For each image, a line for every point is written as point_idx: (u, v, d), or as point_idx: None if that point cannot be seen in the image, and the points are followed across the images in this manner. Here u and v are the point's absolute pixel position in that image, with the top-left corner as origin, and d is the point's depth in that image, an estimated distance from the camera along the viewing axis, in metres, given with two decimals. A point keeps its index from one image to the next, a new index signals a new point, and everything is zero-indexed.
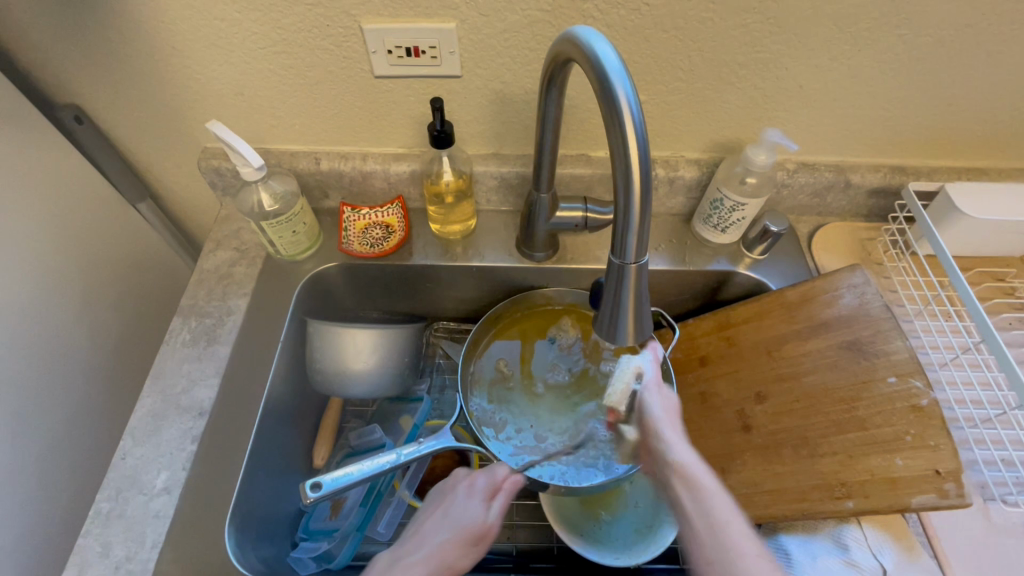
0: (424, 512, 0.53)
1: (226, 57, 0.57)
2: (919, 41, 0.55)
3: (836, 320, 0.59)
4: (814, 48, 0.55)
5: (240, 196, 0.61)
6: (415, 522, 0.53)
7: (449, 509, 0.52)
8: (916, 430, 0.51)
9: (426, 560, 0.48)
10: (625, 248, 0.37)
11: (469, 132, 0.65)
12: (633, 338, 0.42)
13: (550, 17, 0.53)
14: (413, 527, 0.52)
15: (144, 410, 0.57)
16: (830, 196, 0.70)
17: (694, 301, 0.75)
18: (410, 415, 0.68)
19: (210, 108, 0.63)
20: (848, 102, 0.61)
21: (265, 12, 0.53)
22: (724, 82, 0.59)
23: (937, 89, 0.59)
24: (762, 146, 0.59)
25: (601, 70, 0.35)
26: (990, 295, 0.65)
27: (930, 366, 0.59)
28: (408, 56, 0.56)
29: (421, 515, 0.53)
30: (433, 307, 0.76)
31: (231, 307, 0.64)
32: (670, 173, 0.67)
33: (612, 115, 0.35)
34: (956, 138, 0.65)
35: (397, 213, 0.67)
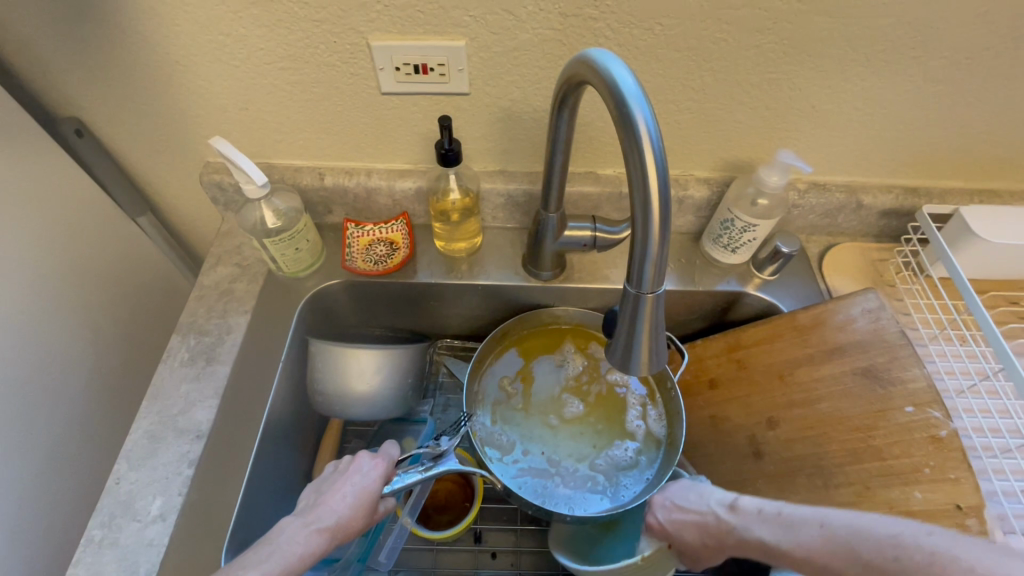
0: (320, 488, 0.51)
1: (231, 72, 0.56)
2: (935, 64, 0.54)
3: (850, 344, 0.58)
4: (828, 69, 0.55)
5: (242, 212, 0.60)
6: (309, 495, 0.51)
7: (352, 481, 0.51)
8: (936, 462, 0.49)
9: (335, 528, 0.47)
10: (641, 277, 0.36)
11: (476, 149, 0.64)
12: (648, 368, 0.40)
13: (561, 36, 0.52)
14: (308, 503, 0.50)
15: (141, 431, 0.55)
16: (841, 216, 0.69)
17: (702, 322, 0.74)
18: (415, 437, 0.66)
19: (214, 123, 0.62)
20: (862, 122, 0.60)
21: (271, 28, 0.52)
22: (736, 102, 0.58)
23: (952, 111, 0.58)
24: (775, 167, 0.58)
25: (618, 95, 0.34)
26: (1005, 319, 0.64)
27: (947, 393, 0.57)
28: (416, 73, 0.55)
29: (317, 489, 0.51)
30: (437, 324, 0.74)
31: (231, 325, 0.63)
32: (679, 193, 0.67)
33: (630, 141, 0.34)
34: (968, 160, 0.64)
35: (401, 230, 0.65)
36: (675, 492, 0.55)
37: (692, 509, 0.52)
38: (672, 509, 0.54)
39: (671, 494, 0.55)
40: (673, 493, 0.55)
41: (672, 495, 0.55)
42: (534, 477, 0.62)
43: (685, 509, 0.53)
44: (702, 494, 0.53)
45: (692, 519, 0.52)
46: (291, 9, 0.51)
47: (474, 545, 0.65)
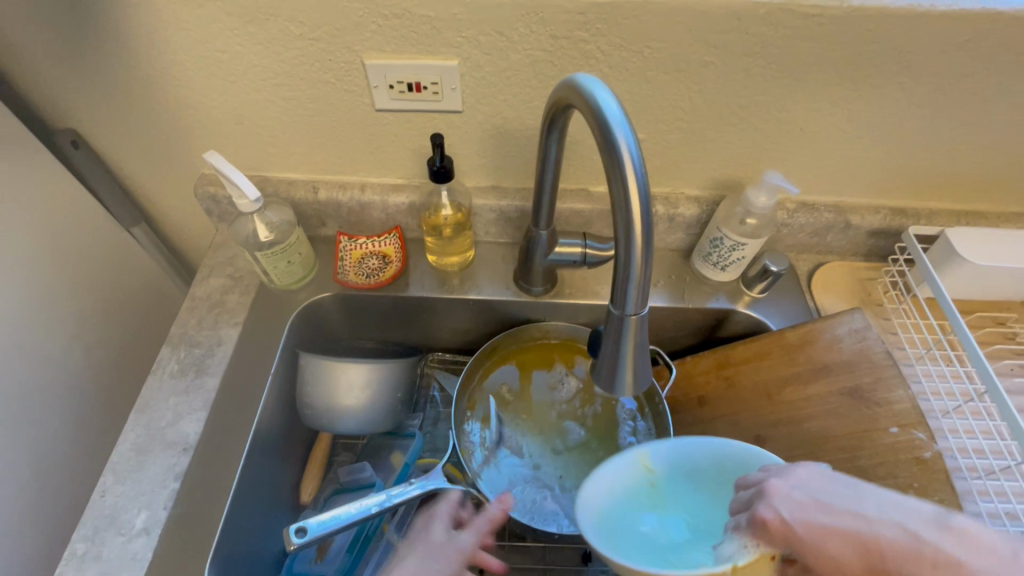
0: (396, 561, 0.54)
1: (226, 87, 0.57)
2: (919, 89, 0.55)
3: (838, 364, 0.58)
4: (815, 93, 0.55)
5: (235, 225, 0.60)
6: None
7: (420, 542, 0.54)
8: (920, 483, 0.50)
9: None
10: (625, 299, 0.36)
11: (469, 166, 0.65)
12: (632, 389, 0.40)
13: (553, 58, 0.53)
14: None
15: (127, 444, 0.55)
16: (829, 235, 0.70)
17: (693, 338, 0.74)
18: (402, 452, 0.66)
19: (210, 136, 0.62)
20: (850, 144, 0.61)
21: (266, 46, 0.53)
22: (725, 122, 0.59)
23: (937, 134, 0.59)
24: (763, 188, 0.59)
25: (603, 120, 0.35)
26: (991, 339, 0.65)
27: (933, 414, 0.58)
28: (410, 91, 0.56)
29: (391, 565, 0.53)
30: (428, 337, 0.74)
31: (222, 336, 0.63)
32: (669, 211, 0.67)
33: (614, 165, 0.34)
34: (954, 182, 0.65)
35: (394, 244, 0.68)
36: (812, 481, 0.38)
37: (853, 513, 0.36)
38: (813, 506, 0.36)
39: (800, 480, 0.38)
40: (806, 481, 0.38)
41: (808, 485, 0.37)
42: (523, 492, 0.62)
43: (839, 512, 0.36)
44: (866, 495, 0.37)
45: (847, 529, 0.35)
46: (287, 28, 0.51)
47: None
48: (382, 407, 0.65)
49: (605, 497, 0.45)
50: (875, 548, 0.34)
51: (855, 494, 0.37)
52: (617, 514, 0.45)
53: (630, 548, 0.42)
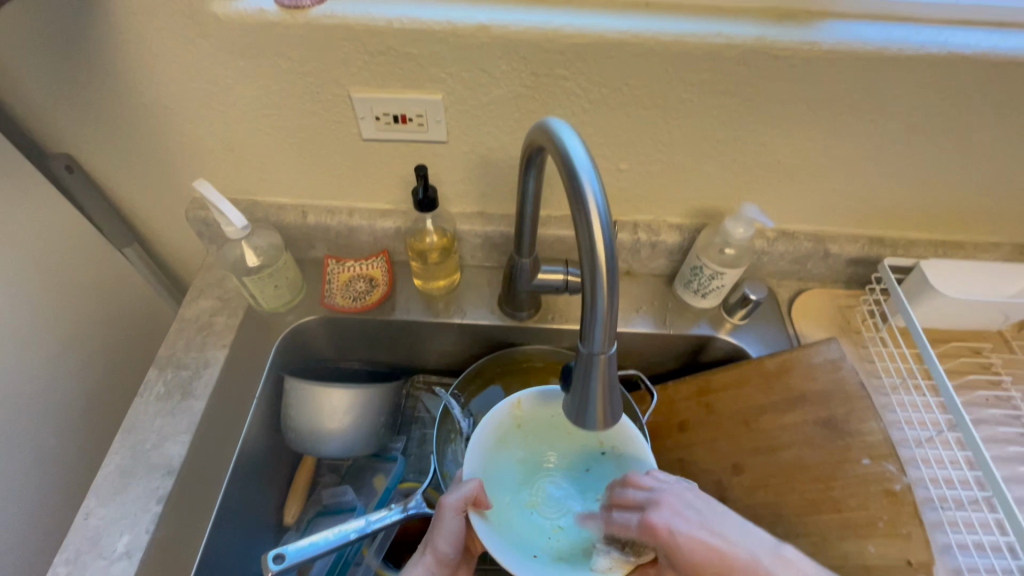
0: (433, 559, 0.52)
1: (217, 116, 0.58)
2: (892, 126, 0.56)
3: (814, 394, 0.59)
4: (790, 128, 0.57)
5: (223, 250, 0.62)
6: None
7: (449, 541, 0.51)
8: (889, 517, 0.51)
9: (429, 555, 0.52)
10: (593, 338, 0.37)
11: (455, 193, 0.66)
12: (603, 424, 0.41)
13: (534, 93, 0.55)
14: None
15: (112, 466, 0.56)
16: (809, 263, 0.71)
17: (676, 362, 0.75)
18: (385, 475, 0.68)
19: (201, 162, 0.64)
20: (826, 177, 0.62)
21: (255, 78, 0.54)
22: (703, 155, 0.60)
23: (911, 168, 0.61)
24: (740, 220, 0.60)
25: (570, 167, 0.36)
26: (967, 369, 0.66)
27: (906, 443, 0.59)
28: (395, 123, 0.57)
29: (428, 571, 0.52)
30: (414, 359, 0.75)
31: (209, 358, 0.64)
32: (651, 238, 0.68)
33: (580, 210, 0.35)
34: (931, 214, 0.66)
35: (381, 266, 0.70)
36: (687, 515, 0.45)
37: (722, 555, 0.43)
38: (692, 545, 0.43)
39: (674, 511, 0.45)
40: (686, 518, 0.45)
41: (687, 527, 0.44)
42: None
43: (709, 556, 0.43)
44: (734, 530, 0.44)
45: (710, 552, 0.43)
46: (276, 62, 0.53)
47: None
48: (365, 430, 0.66)
49: (494, 468, 0.57)
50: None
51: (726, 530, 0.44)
52: (508, 480, 0.58)
53: (514, 503, 0.57)
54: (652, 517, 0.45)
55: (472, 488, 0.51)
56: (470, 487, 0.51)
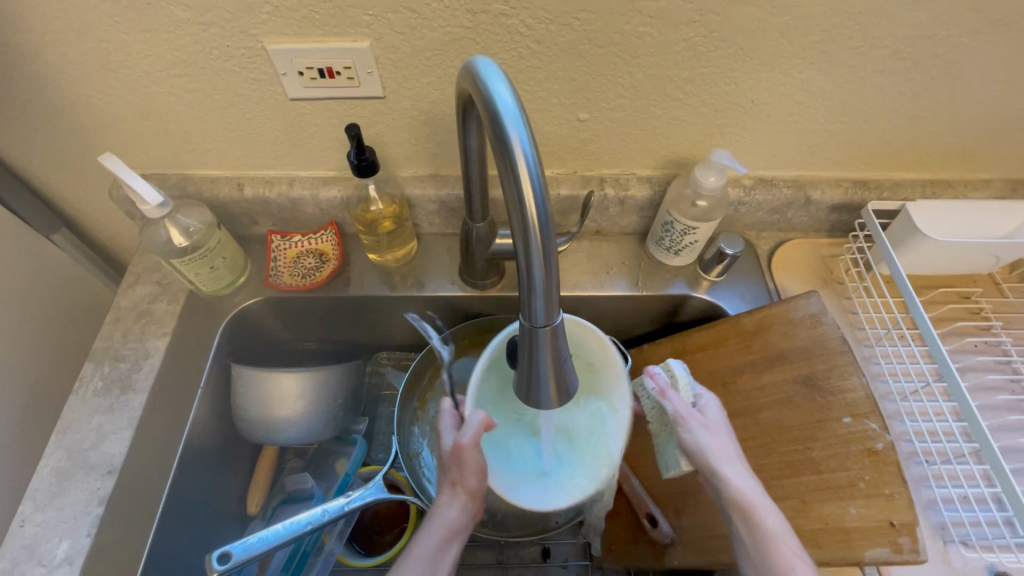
0: (467, 500, 0.45)
1: (123, 81, 0.52)
2: (875, 53, 0.50)
3: (793, 350, 0.55)
4: (763, 63, 0.51)
5: (146, 232, 0.56)
6: (437, 545, 0.44)
7: (478, 476, 0.45)
8: (871, 477, 0.47)
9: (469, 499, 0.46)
10: (534, 312, 0.33)
11: (402, 154, 0.61)
12: (558, 400, 0.38)
13: (473, 34, 0.48)
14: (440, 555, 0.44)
15: (48, 468, 0.52)
16: (789, 212, 0.66)
17: (653, 325, 0.71)
18: (346, 459, 0.65)
19: (118, 134, 0.58)
20: (804, 117, 0.57)
21: (155, 33, 0.48)
22: (669, 98, 0.54)
23: (898, 102, 0.55)
24: (712, 167, 0.55)
25: (495, 114, 0.30)
26: (955, 316, 0.63)
27: (890, 397, 0.56)
28: (322, 78, 0.51)
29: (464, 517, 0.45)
30: (376, 336, 0.71)
31: (149, 349, 0.59)
32: (620, 194, 0.63)
33: (507, 166, 0.30)
34: (920, 150, 0.61)
35: (331, 240, 0.66)
36: (721, 430, 0.48)
37: (716, 475, 0.45)
38: (696, 444, 0.47)
39: (711, 416, 0.49)
40: (715, 431, 0.48)
41: (711, 438, 0.47)
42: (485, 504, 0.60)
43: (716, 458, 0.46)
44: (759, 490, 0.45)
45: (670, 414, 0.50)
46: (175, 13, 0.46)
47: None
48: (320, 415, 0.62)
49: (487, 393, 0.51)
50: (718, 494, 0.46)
51: (735, 473, 0.45)
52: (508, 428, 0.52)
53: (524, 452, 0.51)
54: (683, 409, 0.48)
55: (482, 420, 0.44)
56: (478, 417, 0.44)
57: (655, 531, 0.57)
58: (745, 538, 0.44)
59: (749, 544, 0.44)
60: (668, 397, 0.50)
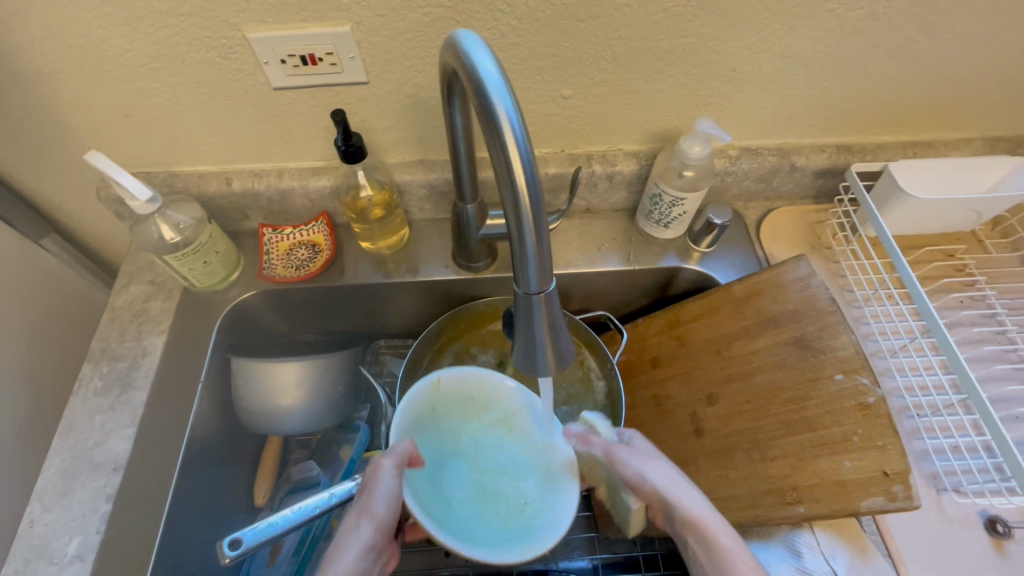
0: (373, 528, 0.45)
1: (104, 77, 0.52)
2: (852, 15, 0.51)
3: (784, 314, 0.57)
4: (742, 30, 0.52)
5: (137, 230, 0.56)
6: None
7: (389, 505, 0.46)
8: (864, 431, 0.49)
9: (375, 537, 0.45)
10: (528, 279, 0.33)
11: (389, 140, 0.61)
12: (556, 367, 0.38)
13: (454, 13, 0.48)
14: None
15: (54, 469, 0.53)
16: (775, 180, 0.67)
17: (647, 299, 0.72)
18: (349, 446, 0.65)
19: (102, 132, 0.57)
20: (785, 83, 0.57)
21: (134, 27, 0.48)
22: (651, 70, 0.55)
23: (877, 64, 0.56)
24: (696, 137, 0.56)
25: (479, 85, 0.31)
26: (941, 274, 0.64)
27: (881, 354, 0.58)
28: (305, 65, 0.51)
29: (369, 544, 0.45)
30: (374, 325, 0.72)
31: (147, 347, 0.60)
32: (608, 169, 0.64)
33: (493, 135, 0.31)
34: (900, 112, 0.62)
35: (323, 231, 0.65)
36: (658, 457, 0.49)
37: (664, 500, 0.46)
38: (636, 473, 0.48)
39: (645, 448, 0.50)
40: (652, 459, 0.49)
41: (650, 465, 0.48)
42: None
43: (658, 484, 0.47)
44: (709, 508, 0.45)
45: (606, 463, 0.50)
46: (152, 5, 0.46)
47: (429, 545, 0.66)
48: (321, 402, 0.63)
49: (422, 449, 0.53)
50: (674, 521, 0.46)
51: (683, 491, 0.46)
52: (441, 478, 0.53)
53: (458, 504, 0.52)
54: (615, 445, 0.50)
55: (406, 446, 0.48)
56: (406, 445, 0.48)
57: None
58: (704, 560, 0.43)
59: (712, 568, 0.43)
60: (591, 445, 0.52)
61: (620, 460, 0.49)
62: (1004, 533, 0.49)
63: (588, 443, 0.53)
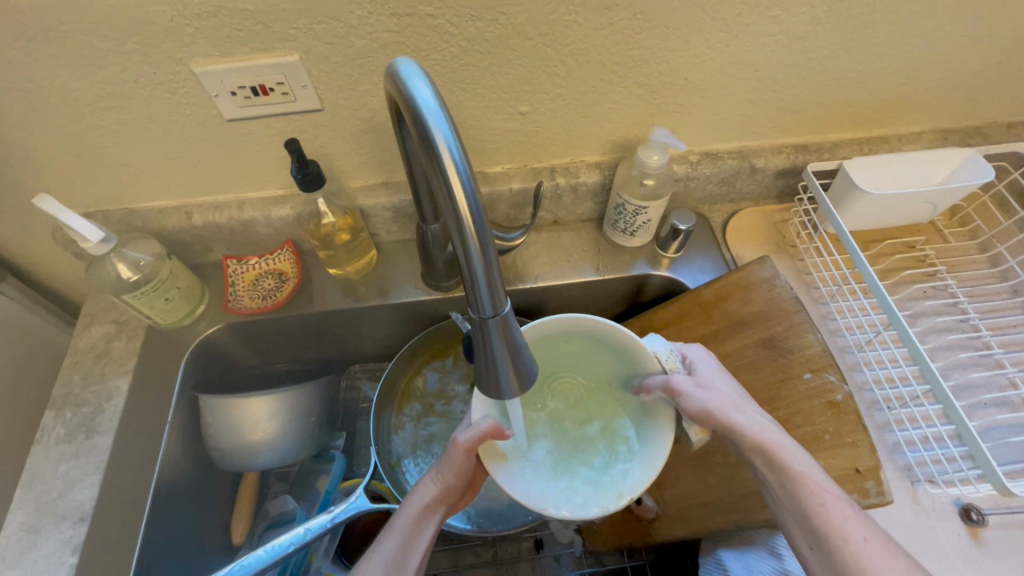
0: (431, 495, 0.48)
1: (51, 119, 0.51)
2: (795, 21, 0.52)
3: (752, 315, 0.57)
4: (690, 40, 0.52)
5: (94, 271, 0.55)
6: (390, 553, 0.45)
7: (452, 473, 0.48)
8: (835, 427, 0.50)
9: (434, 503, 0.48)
10: (481, 303, 0.33)
11: (350, 165, 0.60)
12: (519, 390, 0.38)
13: (401, 38, 0.49)
14: (402, 544, 0.46)
15: (17, 524, 0.51)
16: (737, 182, 0.68)
17: (621, 306, 0.72)
18: (326, 476, 0.64)
19: (54, 173, 0.56)
20: (738, 88, 0.58)
21: (77, 67, 0.47)
22: (604, 82, 0.55)
23: (824, 66, 0.57)
24: (653, 147, 0.56)
25: (417, 114, 0.31)
26: (903, 266, 0.65)
27: (848, 349, 0.58)
28: (256, 96, 0.51)
29: (428, 504, 0.48)
30: (348, 350, 0.71)
31: (111, 390, 0.58)
32: (571, 182, 0.64)
33: (434, 163, 0.30)
34: (852, 109, 0.64)
35: (289, 258, 0.65)
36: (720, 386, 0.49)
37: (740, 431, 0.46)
38: (700, 412, 0.47)
39: (702, 376, 0.50)
40: (714, 390, 0.49)
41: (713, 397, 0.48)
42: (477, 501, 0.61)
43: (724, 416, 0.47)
44: (779, 435, 0.46)
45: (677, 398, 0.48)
46: (95, 45, 0.45)
47: None
48: (294, 435, 0.62)
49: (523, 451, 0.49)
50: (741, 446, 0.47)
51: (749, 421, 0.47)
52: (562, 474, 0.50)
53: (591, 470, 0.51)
54: (675, 380, 0.49)
55: (485, 431, 0.46)
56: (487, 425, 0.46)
57: (640, 508, 0.57)
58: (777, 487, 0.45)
59: (789, 496, 0.44)
60: (651, 390, 0.50)
61: (685, 400, 0.48)
62: (979, 521, 0.49)
63: (649, 391, 0.50)
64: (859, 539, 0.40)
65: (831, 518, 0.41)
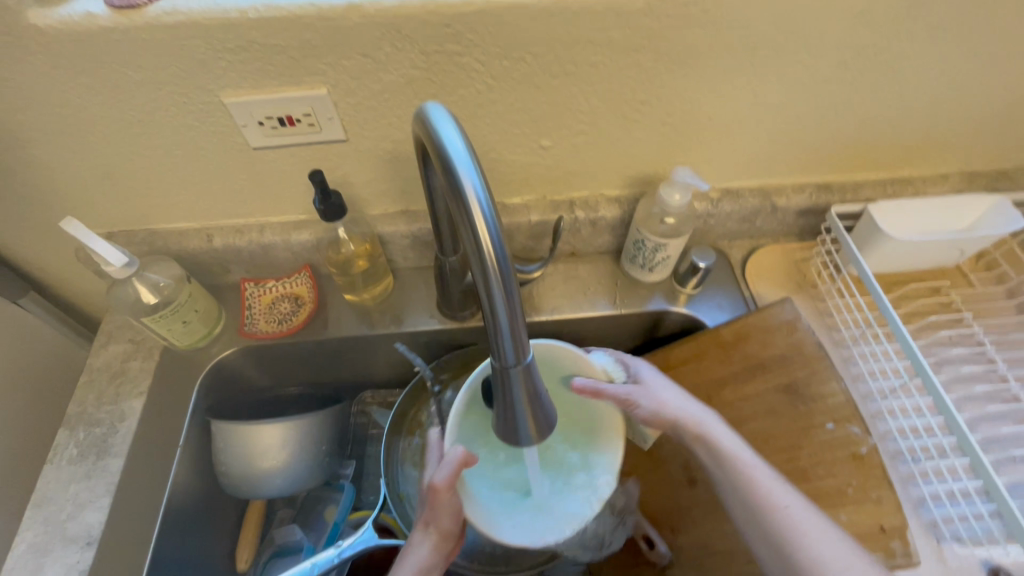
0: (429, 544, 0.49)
1: (82, 143, 0.51)
2: (822, 65, 0.52)
3: (773, 359, 0.56)
4: (715, 81, 0.52)
5: (115, 291, 0.55)
6: None
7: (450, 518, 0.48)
8: (858, 482, 0.49)
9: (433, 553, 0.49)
10: (503, 351, 0.32)
11: (370, 193, 0.61)
12: (537, 437, 0.37)
13: (428, 74, 0.49)
14: None
15: (25, 545, 0.51)
16: (758, 220, 0.67)
17: (634, 341, 0.71)
18: (335, 506, 0.65)
19: (81, 193, 0.57)
20: (761, 128, 0.58)
21: (109, 95, 0.48)
22: (628, 120, 0.55)
23: (849, 109, 0.57)
24: (675, 185, 0.56)
25: (446, 159, 0.31)
26: (928, 311, 0.64)
27: (871, 397, 0.57)
28: (283, 126, 0.51)
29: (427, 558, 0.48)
30: (360, 376, 0.71)
31: (125, 410, 0.58)
32: (590, 215, 0.64)
33: (461, 209, 0.30)
34: (877, 151, 0.63)
35: (306, 282, 0.65)
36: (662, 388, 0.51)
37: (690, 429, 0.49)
38: (653, 414, 0.49)
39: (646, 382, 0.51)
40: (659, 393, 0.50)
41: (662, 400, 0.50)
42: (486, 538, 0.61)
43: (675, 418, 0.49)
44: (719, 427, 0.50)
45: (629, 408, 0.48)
46: (129, 74, 0.46)
47: None
48: (304, 463, 0.61)
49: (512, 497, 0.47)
50: (683, 438, 0.50)
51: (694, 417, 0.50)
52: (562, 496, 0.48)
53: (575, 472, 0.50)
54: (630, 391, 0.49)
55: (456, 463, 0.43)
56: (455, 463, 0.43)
57: (652, 552, 0.56)
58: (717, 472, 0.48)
59: (727, 477, 0.48)
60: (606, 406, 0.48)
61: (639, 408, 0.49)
62: None
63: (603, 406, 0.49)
64: (782, 504, 0.45)
65: (760, 487, 0.46)
